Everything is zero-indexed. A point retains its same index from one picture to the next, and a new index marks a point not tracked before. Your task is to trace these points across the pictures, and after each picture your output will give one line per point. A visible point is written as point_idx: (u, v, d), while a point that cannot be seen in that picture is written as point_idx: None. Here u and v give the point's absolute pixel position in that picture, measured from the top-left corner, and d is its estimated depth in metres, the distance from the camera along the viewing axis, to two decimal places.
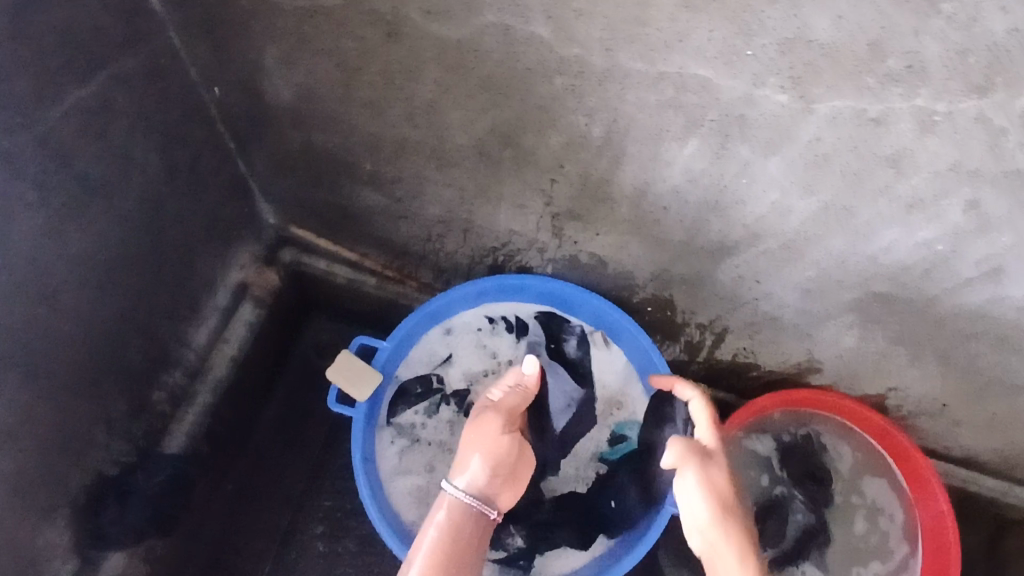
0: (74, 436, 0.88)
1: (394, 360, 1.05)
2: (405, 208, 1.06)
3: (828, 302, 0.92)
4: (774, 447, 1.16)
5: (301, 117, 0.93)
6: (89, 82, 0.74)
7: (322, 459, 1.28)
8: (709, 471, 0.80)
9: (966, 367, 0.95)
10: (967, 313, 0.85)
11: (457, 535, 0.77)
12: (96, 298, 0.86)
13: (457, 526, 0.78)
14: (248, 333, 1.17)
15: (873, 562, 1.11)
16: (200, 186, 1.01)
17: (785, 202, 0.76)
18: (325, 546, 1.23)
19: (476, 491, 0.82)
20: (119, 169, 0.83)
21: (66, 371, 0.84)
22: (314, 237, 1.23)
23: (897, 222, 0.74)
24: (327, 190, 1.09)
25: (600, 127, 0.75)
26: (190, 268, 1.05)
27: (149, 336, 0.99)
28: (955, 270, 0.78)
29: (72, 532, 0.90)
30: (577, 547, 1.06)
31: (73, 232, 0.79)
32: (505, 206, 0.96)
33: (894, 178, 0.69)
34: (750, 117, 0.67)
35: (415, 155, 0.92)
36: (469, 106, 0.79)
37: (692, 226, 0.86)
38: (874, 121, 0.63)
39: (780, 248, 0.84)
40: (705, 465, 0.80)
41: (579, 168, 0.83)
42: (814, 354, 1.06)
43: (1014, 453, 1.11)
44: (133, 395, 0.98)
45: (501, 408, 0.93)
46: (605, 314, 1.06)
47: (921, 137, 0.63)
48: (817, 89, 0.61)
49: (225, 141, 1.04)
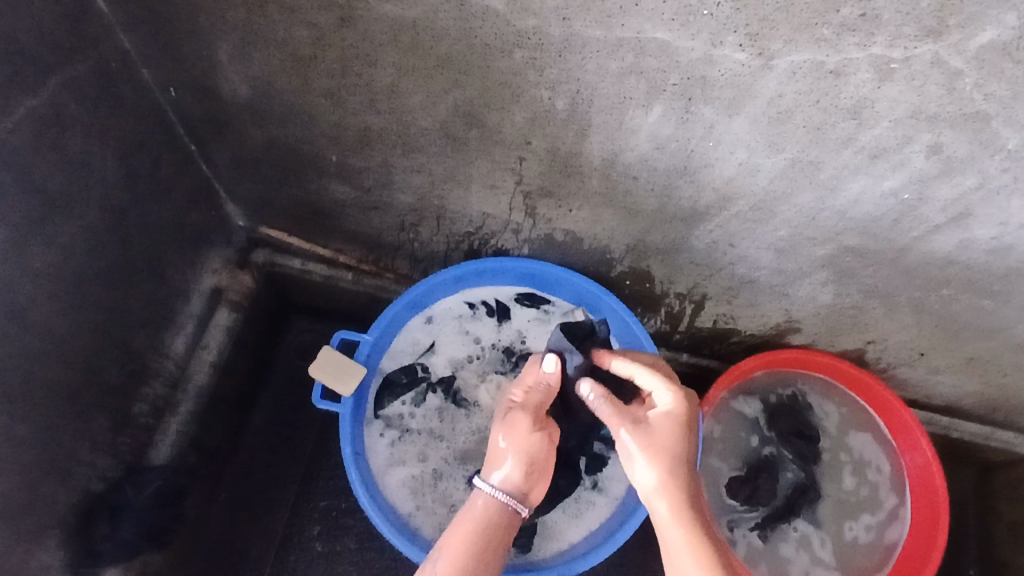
0: (56, 455, 0.86)
1: (377, 352, 1.04)
2: (375, 198, 1.05)
3: (802, 260, 0.93)
4: (761, 407, 1.17)
5: (260, 112, 0.91)
6: (39, 90, 0.72)
7: (313, 460, 1.27)
8: (644, 432, 0.78)
9: (940, 314, 0.97)
10: (937, 260, 0.86)
11: (489, 530, 0.80)
12: (65, 313, 0.84)
13: (490, 522, 0.81)
14: (227, 338, 1.16)
15: (864, 515, 1.12)
16: (163, 191, 0.99)
17: (752, 161, 0.77)
18: (324, 545, 1.22)
19: (509, 492, 0.83)
20: (77, 178, 0.81)
21: (42, 389, 0.82)
22: (286, 236, 1.22)
23: (863, 173, 0.75)
24: (295, 187, 1.07)
25: (563, 99, 0.74)
26: (161, 276, 1.03)
27: (124, 348, 0.97)
28: (923, 217, 0.79)
29: (63, 552, 0.89)
30: (573, 522, 1.04)
31: (36, 247, 0.77)
32: (476, 188, 0.96)
33: (857, 129, 0.69)
34: (711, 78, 0.67)
35: (380, 143, 0.91)
36: (430, 87, 0.78)
37: (663, 193, 0.86)
38: (832, 73, 0.63)
39: (751, 209, 0.85)
40: (640, 429, 0.78)
41: (546, 143, 0.82)
42: (793, 314, 1.08)
43: (992, 395, 1.14)
44: (113, 409, 0.96)
45: (530, 406, 0.88)
46: (585, 291, 1.06)
47: (880, 86, 0.64)
48: (775, 44, 0.61)
49: (185, 143, 1.02)
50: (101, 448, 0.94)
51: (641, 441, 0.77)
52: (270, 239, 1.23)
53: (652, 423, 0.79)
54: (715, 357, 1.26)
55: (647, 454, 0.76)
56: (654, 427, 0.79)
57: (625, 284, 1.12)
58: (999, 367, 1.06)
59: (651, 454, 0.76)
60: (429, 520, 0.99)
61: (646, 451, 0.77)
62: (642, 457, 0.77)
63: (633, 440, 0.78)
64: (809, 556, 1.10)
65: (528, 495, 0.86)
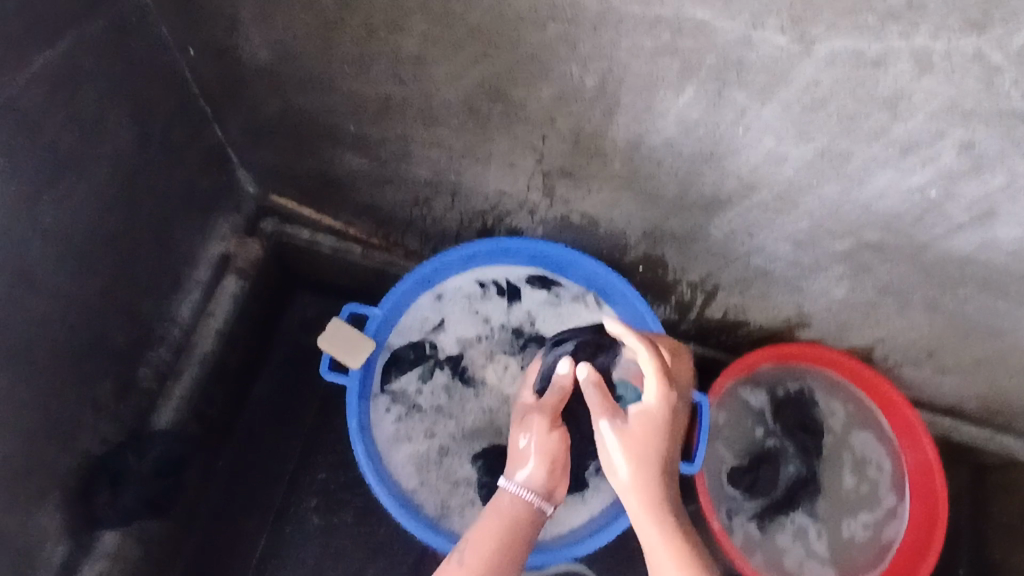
0: (58, 415, 0.85)
1: (386, 327, 1.03)
2: (391, 171, 1.04)
3: (818, 254, 0.92)
4: (767, 399, 1.17)
5: (280, 77, 0.90)
6: (57, 43, 0.70)
7: (314, 433, 1.27)
8: (626, 429, 0.79)
9: (952, 314, 0.97)
10: (955, 259, 0.85)
11: (516, 530, 0.78)
12: (74, 272, 0.83)
13: (518, 522, 0.78)
14: (233, 306, 1.15)
15: (862, 512, 1.13)
16: (176, 153, 0.97)
17: (780, 149, 0.76)
18: (321, 518, 1.22)
19: (535, 492, 0.82)
20: (91, 135, 0.79)
21: (47, 347, 0.81)
22: (297, 206, 1.21)
23: (890, 166, 0.74)
24: (310, 156, 1.06)
25: (593, 77, 0.73)
26: (169, 240, 1.01)
27: (131, 312, 0.96)
28: (946, 215, 0.79)
29: (63, 514, 0.88)
30: (577, 506, 1.04)
31: (47, 203, 0.75)
32: (495, 165, 0.94)
33: (890, 121, 0.68)
34: (747, 61, 0.66)
35: (401, 114, 0.89)
36: (456, 59, 0.77)
37: (685, 179, 0.85)
38: (871, 63, 0.62)
39: (773, 199, 0.84)
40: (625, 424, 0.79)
41: (570, 122, 0.81)
42: (804, 308, 1.07)
43: (996, 398, 1.14)
44: (117, 372, 0.95)
45: (548, 408, 0.89)
46: (597, 274, 1.06)
47: (918, 78, 0.62)
48: (816, 29, 0.60)
49: (200, 106, 1.00)
50: (104, 411, 0.94)
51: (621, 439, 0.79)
52: (280, 208, 1.21)
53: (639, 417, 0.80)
54: (722, 348, 1.26)
55: (625, 453, 0.78)
56: (640, 423, 0.79)
57: (637, 269, 1.11)
58: (1006, 371, 1.06)
59: (629, 453, 0.78)
60: (433, 497, 0.98)
61: (626, 451, 0.78)
62: (620, 455, 0.78)
63: (619, 439, 0.79)
64: (805, 550, 1.10)
65: (553, 496, 0.84)
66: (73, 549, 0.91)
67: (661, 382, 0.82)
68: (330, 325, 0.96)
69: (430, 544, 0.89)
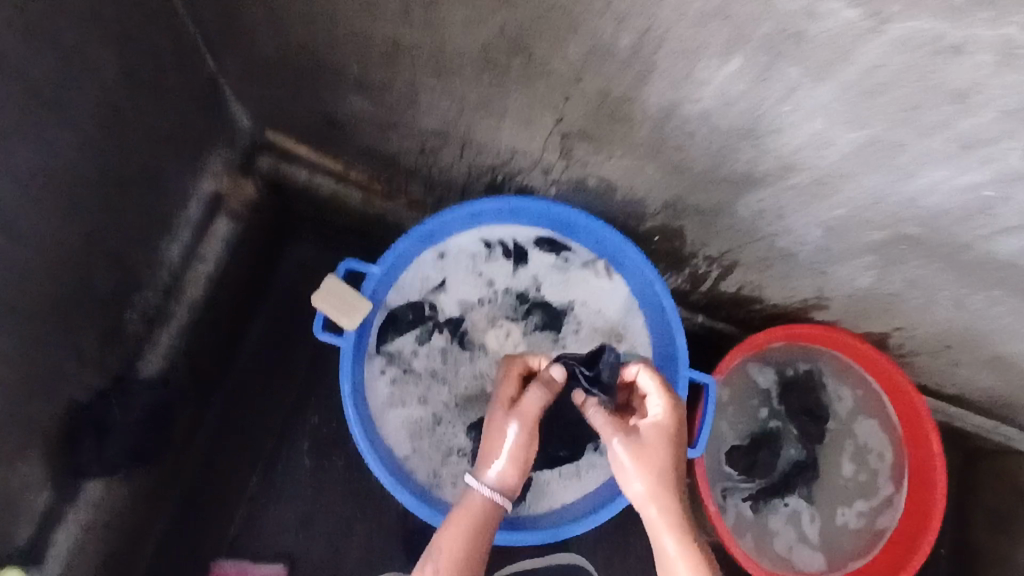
0: (38, 364, 0.81)
1: (385, 286, 0.98)
2: (396, 117, 0.96)
3: (850, 241, 0.86)
4: (774, 379, 1.14)
5: (277, 7, 0.80)
6: None
7: (307, 379, 1.24)
8: (639, 446, 0.76)
9: (981, 313, 0.92)
10: (997, 261, 0.79)
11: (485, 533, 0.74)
12: (52, 218, 0.77)
13: (486, 522, 0.74)
14: (224, 250, 1.10)
15: (857, 500, 1.11)
16: (163, 84, 0.89)
17: (827, 132, 0.68)
18: (312, 465, 1.21)
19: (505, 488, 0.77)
20: (67, 66, 0.71)
21: (26, 298, 0.76)
22: (295, 144, 1.13)
23: (947, 162, 0.67)
24: (310, 94, 0.97)
25: (627, 38, 0.65)
26: (158, 178, 0.94)
27: (116, 255, 0.90)
28: (998, 218, 0.72)
29: (43, 464, 0.86)
30: (572, 482, 1.02)
31: (20, 143, 0.68)
32: (509, 122, 0.86)
33: (957, 114, 0.61)
34: (807, 35, 0.57)
35: (410, 59, 0.81)
36: (474, 4, 0.68)
37: (717, 155, 0.77)
38: (950, 49, 0.54)
39: (811, 182, 0.77)
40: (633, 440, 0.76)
41: (597, 83, 0.73)
42: (825, 291, 1.02)
43: (1009, 396, 1.10)
44: (102, 318, 0.91)
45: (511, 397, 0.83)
46: (609, 241, 1.01)
47: (999, 71, 0.55)
48: (894, 7, 0.52)
49: (190, 32, 0.91)
50: (86, 360, 0.90)
51: (638, 456, 0.75)
52: (277, 145, 1.13)
53: (649, 437, 0.76)
54: (732, 323, 1.21)
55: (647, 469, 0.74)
56: (653, 443, 0.76)
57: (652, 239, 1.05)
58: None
59: (650, 469, 0.74)
60: (424, 465, 0.95)
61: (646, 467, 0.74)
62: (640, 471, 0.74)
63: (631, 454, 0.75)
64: (798, 533, 1.09)
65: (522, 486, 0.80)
66: (56, 495, 0.89)
67: (667, 399, 0.78)
68: (326, 282, 0.91)
69: (420, 515, 0.87)
